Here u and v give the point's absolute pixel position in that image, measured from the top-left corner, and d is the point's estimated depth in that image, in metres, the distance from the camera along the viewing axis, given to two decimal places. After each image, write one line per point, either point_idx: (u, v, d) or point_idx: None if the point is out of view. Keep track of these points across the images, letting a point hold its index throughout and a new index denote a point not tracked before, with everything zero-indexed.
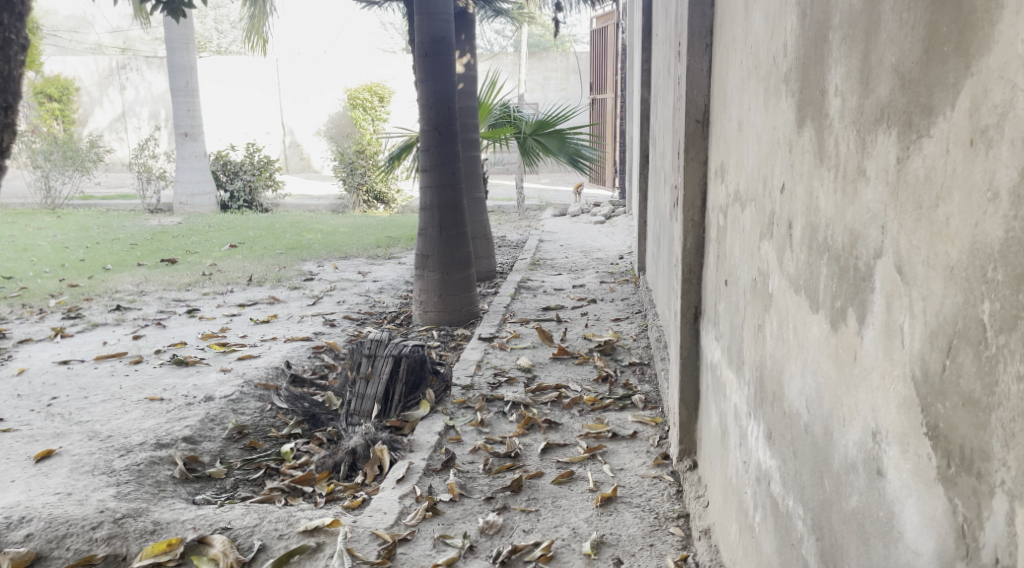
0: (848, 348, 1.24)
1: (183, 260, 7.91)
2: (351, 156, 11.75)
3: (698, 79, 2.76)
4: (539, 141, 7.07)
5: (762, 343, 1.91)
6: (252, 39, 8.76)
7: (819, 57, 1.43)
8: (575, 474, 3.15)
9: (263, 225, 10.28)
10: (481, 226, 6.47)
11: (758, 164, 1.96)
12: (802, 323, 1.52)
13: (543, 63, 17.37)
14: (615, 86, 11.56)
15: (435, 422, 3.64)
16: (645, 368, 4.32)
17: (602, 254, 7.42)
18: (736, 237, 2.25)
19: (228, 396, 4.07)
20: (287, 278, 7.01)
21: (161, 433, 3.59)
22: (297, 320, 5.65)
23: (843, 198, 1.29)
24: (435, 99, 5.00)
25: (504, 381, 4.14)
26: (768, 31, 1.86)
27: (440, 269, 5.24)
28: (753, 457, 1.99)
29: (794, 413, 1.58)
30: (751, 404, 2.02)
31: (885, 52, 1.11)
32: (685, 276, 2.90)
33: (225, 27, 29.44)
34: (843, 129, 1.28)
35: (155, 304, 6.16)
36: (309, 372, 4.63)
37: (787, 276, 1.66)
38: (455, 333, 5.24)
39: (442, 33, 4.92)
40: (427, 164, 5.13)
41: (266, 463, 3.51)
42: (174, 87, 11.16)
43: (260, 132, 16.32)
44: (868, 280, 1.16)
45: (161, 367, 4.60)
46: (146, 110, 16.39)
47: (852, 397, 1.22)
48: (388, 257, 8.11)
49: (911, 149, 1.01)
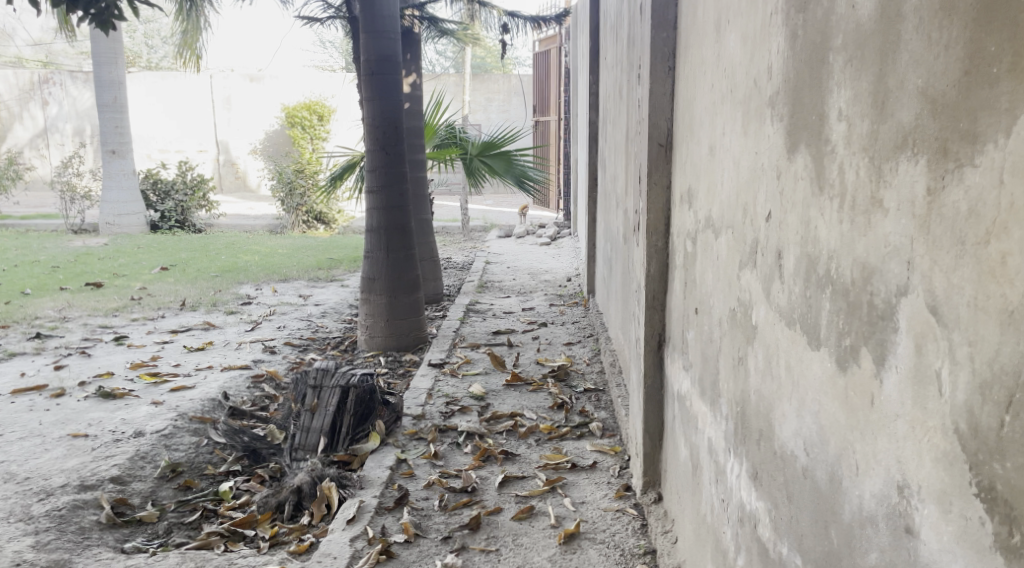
0: (864, 390, 1.15)
1: (109, 284, 7.55)
2: (290, 175, 11.37)
3: (661, 102, 2.70)
4: (485, 162, 6.97)
5: (743, 377, 1.82)
6: (185, 55, 8.47)
7: (816, 79, 1.35)
8: (535, 509, 3.02)
9: (197, 247, 9.93)
10: (428, 248, 6.32)
11: (735, 191, 1.88)
12: (799, 360, 1.44)
13: (485, 85, 17.37)
14: (559, 107, 11.56)
15: (386, 455, 3.48)
16: (600, 394, 4.23)
17: (550, 276, 7.35)
18: (708, 264, 2.17)
19: (160, 431, 3.82)
20: (223, 302, 6.75)
21: (85, 474, 3.34)
22: (235, 347, 5.41)
23: (851, 230, 1.20)
24: (382, 119, 4.85)
25: (457, 410, 3.99)
26: (746, 54, 1.79)
27: (387, 293, 5.07)
28: (733, 496, 1.90)
29: (788, 455, 1.49)
30: (729, 439, 1.93)
31: (906, 74, 1.03)
32: (649, 303, 2.81)
33: (155, 42, 28.70)
34: (851, 155, 1.20)
35: (80, 331, 5.83)
36: (248, 403, 4.39)
37: (775, 308, 1.57)
38: (403, 359, 5.07)
39: (388, 51, 4.78)
40: (372, 185, 4.96)
41: (203, 505, 3.31)
42: (101, 103, 10.78)
43: (193, 149, 15.87)
44: (890, 317, 1.07)
45: (86, 401, 4.32)
46: (70, 126, 15.81)
47: (868, 443, 1.13)
48: (330, 280, 7.89)
49: (947, 178, 0.93)
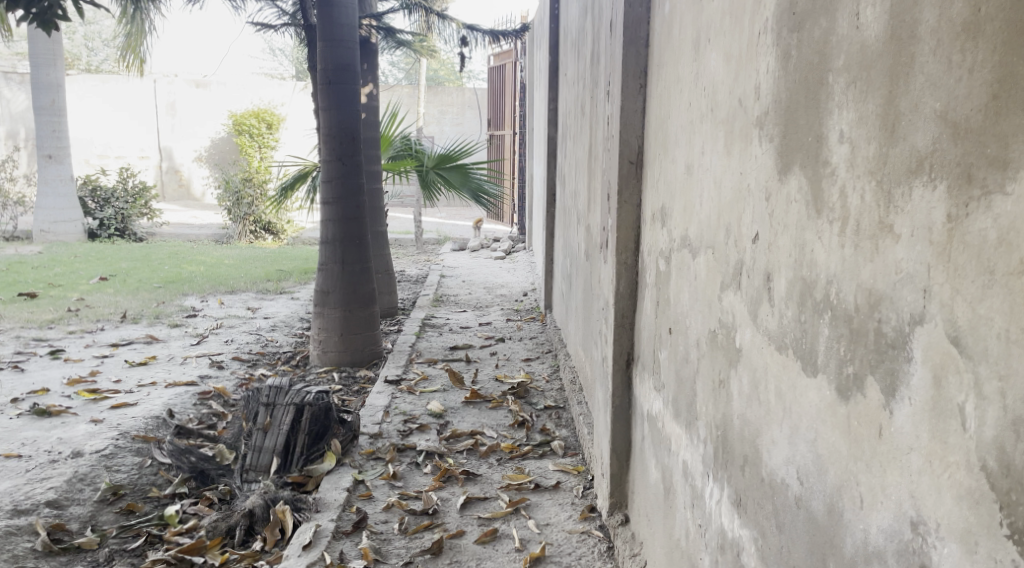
0: (869, 421, 1.11)
1: (45, 294, 7.27)
2: (237, 185, 11.25)
3: (632, 119, 2.67)
4: (441, 175, 6.88)
5: (725, 401, 1.78)
6: (128, 59, 8.19)
7: (813, 102, 1.33)
8: (498, 532, 2.95)
9: (138, 256, 9.63)
10: (383, 262, 6.22)
11: (716, 211, 1.84)
12: (791, 386, 1.40)
13: (438, 97, 17.33)
14: (514, 120, 11.57)
15: (343, 476, 3.38)
16: (561, 411, 4.18)
17: (506, 290, 7.32)
18: (683, 284, 2.14)
19: (100, 452, 3.67)
20: (166, 315, 6.54)
21: (19, 498, 3.19)
22: (180, 362, 5.23)
23: (855, 255, 1.17)
24: (339, 129, 4.75)
25: (416, 429, 3.91)
26: (729, 73, 1.76)
27: (341, 307, 4.96)
28: (711, 522, 1.86)
29: (778, 482, 1.45)
30: (708, 463, 1.88)
31: (921, 97, 1.01)
32: (618, 321, 2.77)
33: (96, 46, 27.88)
34: (853, 179, 1.18)
35: (13, 344, 5.57)
36: (195, 421, 4.23)
37: (763, 332, 1.54)
38: (358, 375, 4.96)
39: (346, 60, 4.70)
40: (328, 196, 4.87)
41: (147, 530, 3.16)
42: (39, 106, 10.42)
43: (135, 155, 15.45)
44: (901, 346, 1.04)
45: (19, 419, 4.12)
46: (3, 129, 15.24)
47: (875, 476, 1.09)
48: (280, 292, 7.73)
49: (972, 206, 0.91)
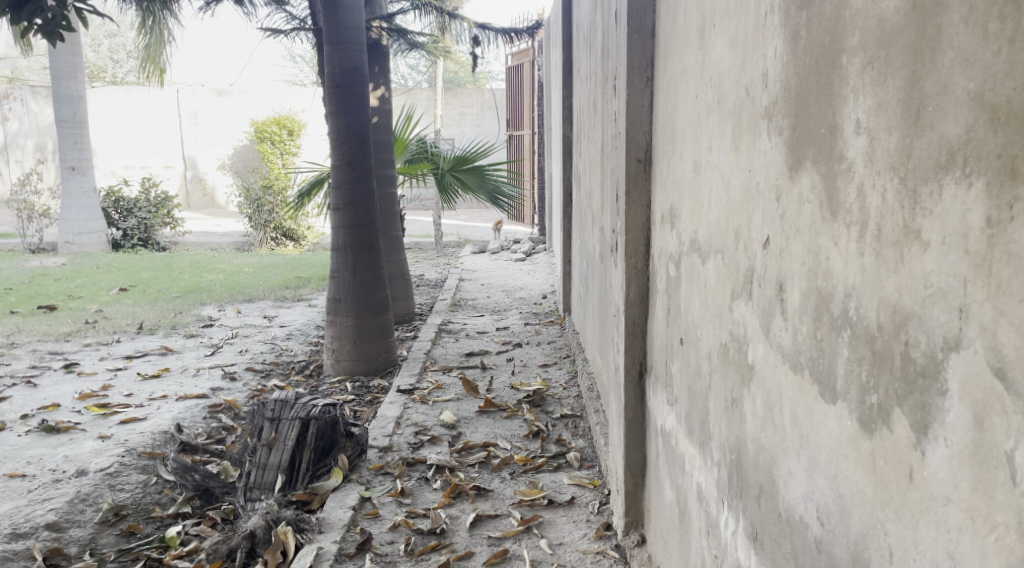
0: (898, 461, 0.94)
1: (64, 306, 7.25)
2: (258, 192, 11.23)
3: (639, 114, 2.50)
4: (457, 177, 6.74)
5: (738, 422, 1.61)
6: (147, 68, 8.16)
7: (826, 88, 1.16)
8: (508, 553, 2.80)
9: (160, 266, 9.62)
10: (398, 267, 6.10)
11: (725, 214, 1.67)
12: (809, 412, 1.23)
13: (458, 99, 17.19)
14: (533, 121, 11.43)
15: (349, 494, 3.26)
16: (578, 420, 4.02)
17: (525, 293, 7.17)
18: (693, 292, 1.97)
19: (104, 470, 3.57)
20: (182, 325, 6.48)
21: (17, 521, 3.11)
22: (192, 374, 5.14)
23: (877, 265, 0.99)
24: (348, 133, 4.62)
25: (427, 441, 3.77)
26: (735, 60, 1.59)
27: (354, 315, 4.83)
28: (727, 555, 1.68)
29: (797, 520, 1.27)
30: (722, 489, 1.71)
31: (952, 77, 0.84)
32: (629, 329, 2.60)
33: (122, 58, 28.13)
34: (872, 177, 1.01)
35: (28, 358, 5.53)
36: (203, 436, 4.12)
37: (777, 348, 1.37)
38: (371, 385, 4.83)
39: (353, 63, 4.57)
40: (337, 202, 4.74)
41: (146, 553, 3.04)
42: (60, 118, 10.42)
43: (159, 165, 15.54)
44: (934, 376, 0.87)
45: (27, 436, 4.04)
46: (31, 142, 15.38)
47: (905, 528, 0.92)
48: (298, 299, 7.66)
49: (1016, 208, 0.75)
